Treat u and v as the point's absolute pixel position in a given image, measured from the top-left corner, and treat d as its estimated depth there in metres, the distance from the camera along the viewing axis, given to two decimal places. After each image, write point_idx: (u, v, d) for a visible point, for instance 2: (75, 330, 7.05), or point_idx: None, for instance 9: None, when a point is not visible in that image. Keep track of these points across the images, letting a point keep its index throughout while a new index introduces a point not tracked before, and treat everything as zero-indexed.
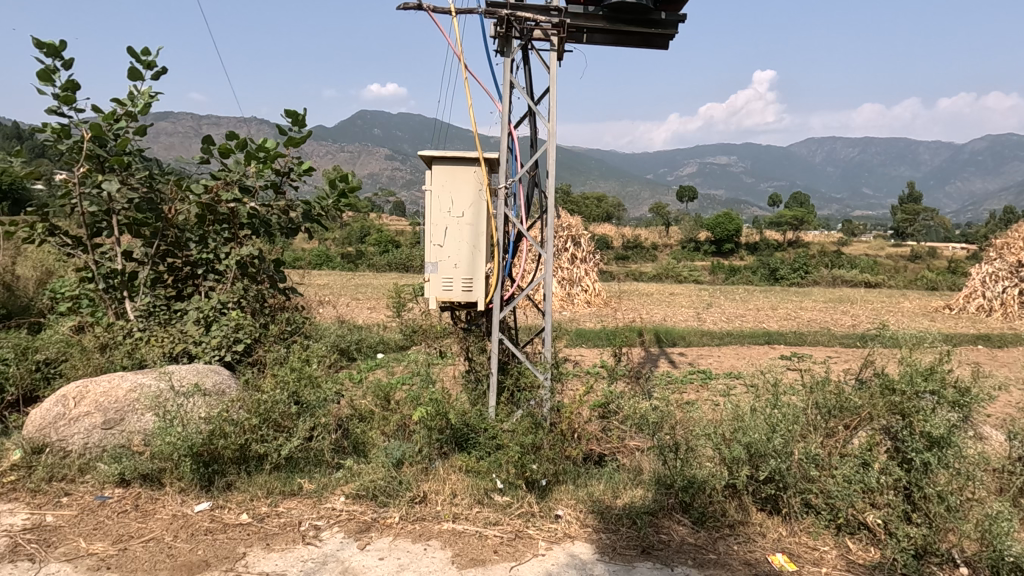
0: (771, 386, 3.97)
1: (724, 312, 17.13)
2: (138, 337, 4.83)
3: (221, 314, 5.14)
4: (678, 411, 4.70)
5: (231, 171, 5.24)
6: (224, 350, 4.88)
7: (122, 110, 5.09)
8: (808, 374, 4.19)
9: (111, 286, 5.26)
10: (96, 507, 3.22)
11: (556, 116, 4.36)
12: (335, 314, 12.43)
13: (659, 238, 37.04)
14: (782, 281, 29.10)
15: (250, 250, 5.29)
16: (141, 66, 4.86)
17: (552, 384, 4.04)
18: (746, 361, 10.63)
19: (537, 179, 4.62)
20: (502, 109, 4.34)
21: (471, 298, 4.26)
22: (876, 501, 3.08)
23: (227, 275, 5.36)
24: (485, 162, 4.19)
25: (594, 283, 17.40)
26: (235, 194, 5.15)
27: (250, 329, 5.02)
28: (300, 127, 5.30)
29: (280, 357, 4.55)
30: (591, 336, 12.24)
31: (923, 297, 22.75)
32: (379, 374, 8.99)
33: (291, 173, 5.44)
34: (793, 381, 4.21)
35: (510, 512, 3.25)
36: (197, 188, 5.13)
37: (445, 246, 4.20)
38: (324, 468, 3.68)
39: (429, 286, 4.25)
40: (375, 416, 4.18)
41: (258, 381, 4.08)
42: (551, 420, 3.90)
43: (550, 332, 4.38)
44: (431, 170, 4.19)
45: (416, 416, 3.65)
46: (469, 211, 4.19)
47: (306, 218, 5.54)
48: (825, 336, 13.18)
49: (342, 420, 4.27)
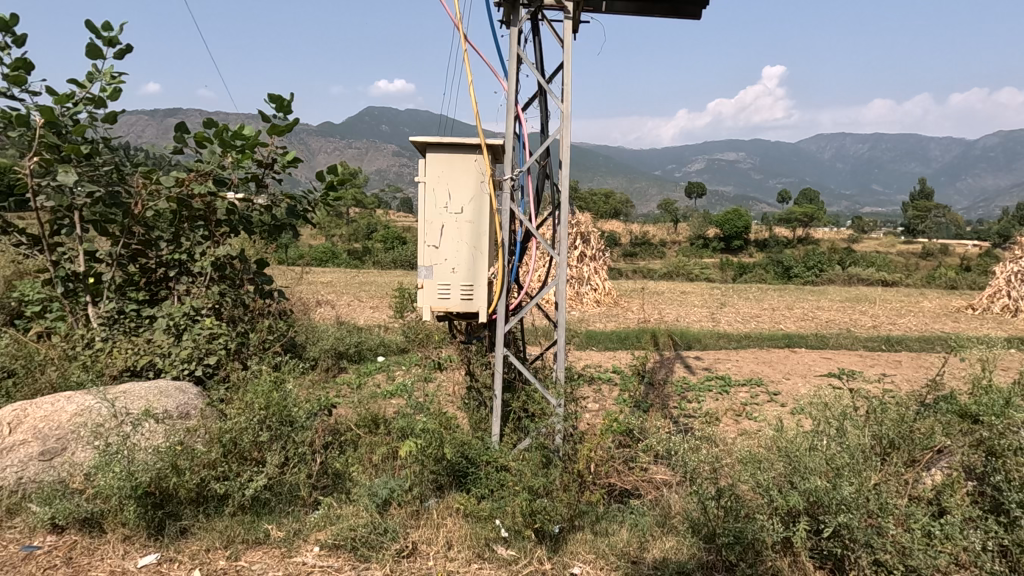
0: (822, 411, 3.44)
1: (740, 312, 16.60)
2: (98, 348, 4.30)
3: (194, 322, 4.60)
4: (709, 438, 4.15)
5: (206, 162, 4.73)
6: (194, 363, 4.33)
7: (82, 93, 4.54)
8: (861, 395, 3.67)
9: (74, 290, 4.74)
10: (20, 561, 2.69)
11: (570, 98, 3.81)
12: (335, 315, 11.96)
13: (669, 235, 36.49)
14: (795, 279, 28.43)
15: (228, 249, 4.76)
16: (101, 42, 4.30)
17: (566, 411, 3.45)
18: (765, 367, 10.04)
19: (548, 169, 4.06)
20: (508, 88, 3.78)
21: (472, 306, 3.71)
22: (964, 561, 2.55)
23: (202, 277, 4.84)
24: (488, 149, 3.63)
25: (604, 282, 16.86)
26: (209, 185, 4.63)
27: (226, 338, 4.47)
28: (285, 115, 4.78)
29: (257, 374, 4.02)
30: (603, 338, 11.70)
31: (944, 296, 22.06)
32: (378, 381, 8.49)
33: (274, 165, 4.94)
34: (847, 404, 3.66)
35: (515, 571, 2.70)
36: (167, 180, 4.59)
37: (441, 247, 3.65)
38: (299, 509, 3.14)
39: (422, 293, 3.70)
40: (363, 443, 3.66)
41: (228, 404, 3.55)
42: (565, 452, 3.35)
43: (564, 345, 3.82)
44: (425, 158, 3.64)
45: (406, 448, 3.16)
46: (469, 207, 3.63)
47: (292, 215, 5.02)
48: (848, 338, 12.56)
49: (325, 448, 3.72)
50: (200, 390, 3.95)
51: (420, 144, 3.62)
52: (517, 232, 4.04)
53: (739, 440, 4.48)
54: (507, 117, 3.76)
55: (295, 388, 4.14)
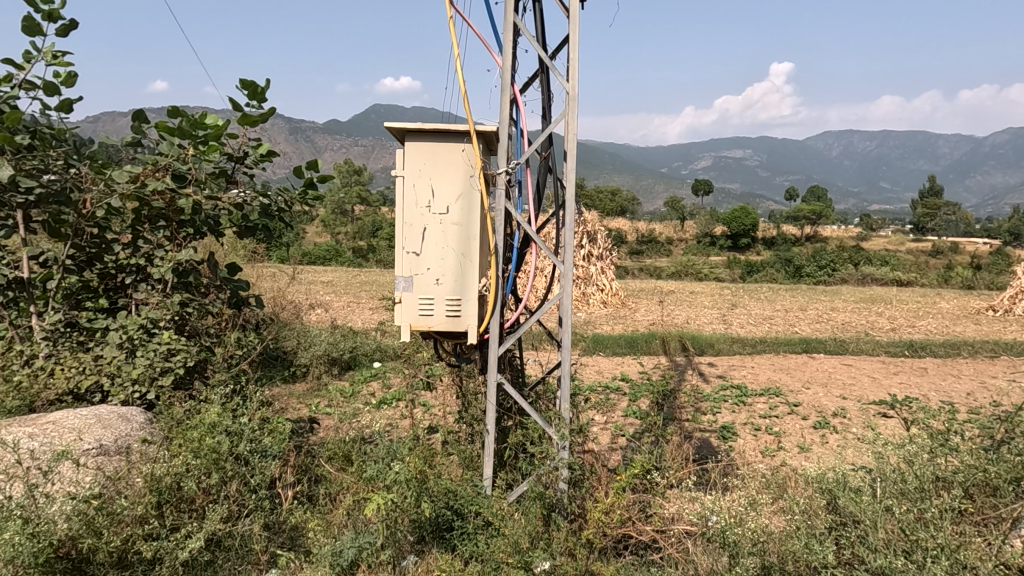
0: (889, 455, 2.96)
1: (752, 313, 16.08)
2: (39, 368, 3.86)
3: (151, 336, 4.03)
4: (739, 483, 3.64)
5: (163, 155, 4.15)
6: (147, 385, 3.84)
7: (19, 75, 4.01)
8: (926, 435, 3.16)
9: (17, 301, 4.29)
10: None
11: (577, 76, 3.26)
12: (331, 317, 11.48)
13: (675, 233, 35.93)
14: (806, 278, 27.80)
15: (189, 253, 4.18)
16: (39, 15, 3.79)
17: (570, 455, 2.95)
18: (782, 375, 9.51)
19: (551, 161, 3.52)
20: (503, 65, 3.23)
21: (459, 324, 3.19)
22: None
23: (162, 284, 4.28)
24: (478, 137, 3.11)
25: (611, 282, 16.30)
26: (166, 182, 4.03)
27: (185, 356, 3.91)
28: (258, 103, 4.28)
29: (217, 399, 3.50)
30: (610, 343, 11.18)
31: (962, 297, 21.45)
32: (372, 392, 8.01)
33: (246, 159, 4.42)
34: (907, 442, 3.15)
35: None
36: (120, 175, 4.04)
37: (422, 254, 3.13)
38: (249, 571, 2.63)
39: (400, 309, 3.17)
40: (341, 490, 3.17)
41: (173, 439, 3.02)
42: (570, 509, 2.88)
43: (569, 368, 3.29)
44: (404, 148, 3.12)
45: (372, 507, 2.56)
46: (456, 206, 3.11)
47: (265, 216, 4.53)
48: (869, 342, 12.01)
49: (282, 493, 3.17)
50: (149, 419, 3.42)
51: (397, 131, 3.11)
52: (514, 237, 3.51)
53: (765, 475, 3.97)
54: (503, 99, 3.22)
55: (256, 420, 3.60)
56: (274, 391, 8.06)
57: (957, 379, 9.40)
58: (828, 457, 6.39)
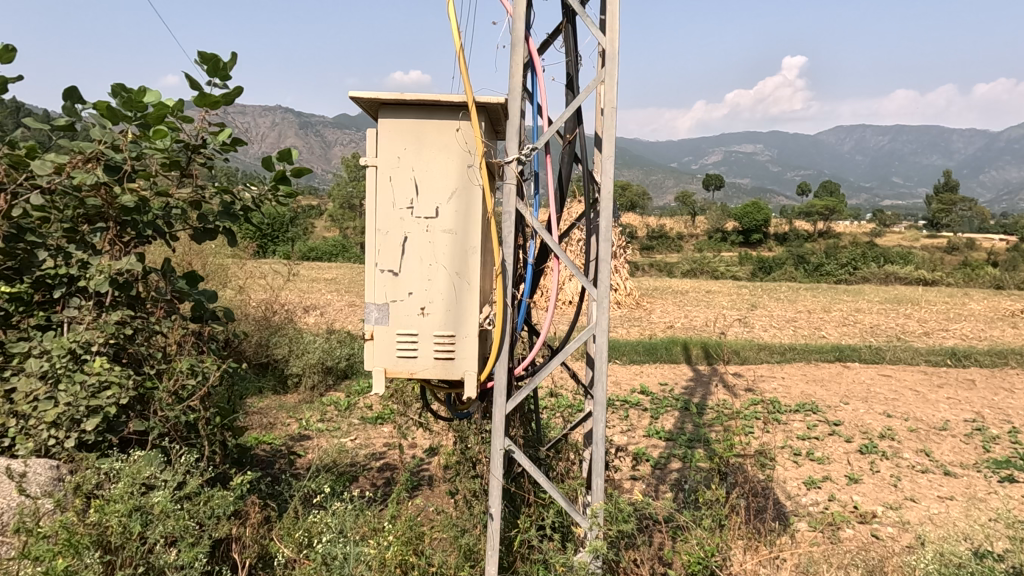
0: None
1: (774, 315, 15.21)
2: None
3: (81, 364, 3.27)
4: None
5: (95, 141, 3.37)
6: (66, 429, 3.12)
7: None
8: None
9: None
10: None
11: (616, 27, 2.50)
12: (327, 321, 10.73)
13: (687, 228, 35.00)
14: (827, 277, 26.76)
15: (129, 260, 3.41)
16: None
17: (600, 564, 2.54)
18: (817, 388, 8.70)
19: (578, 145, 2.75)
20: (515, 13, 2.48)
21: (452, 370, 2.53)
22: None
23: (99, 298, 3.51)
24: (480, 112, 2.42)
25: (625, 281, 15.47)
26: (96, 176, 3.27)
27: (118, 392, 3.18)
28: (223, 81, 3.46)
29: (146, 464, 2.78)
30: (627, 349, 10.37)
31: (992, 298, 20.44)
32: (366, 407, 7.27)
33: (204, 148, 3.64)
34: None
35: None
36: (42, 166, 3.28)
37: (401, 274, 2.47)
38: None
39: (372, 348, 2.52)
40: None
41: (59, 529, 2.35)
42: None
43: (604, 430, 2.60)
44: (378, 128, 2.46)
45: None
46: (446, 208, 2.44)
47: (226, 216, 3.74)
48: (906, 349, 11.14)
49: (227, 565, 2.90)
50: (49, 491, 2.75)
51: (370, 105, 2.44)
52: (529, 257, 2.79)
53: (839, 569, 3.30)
54: (514, 57, 2.45)
55: (198, 488, 2.84)
56: (262, 405, 7.34)
57: (1011, 394, 8.53)
58: (881, 493, 5.60)
